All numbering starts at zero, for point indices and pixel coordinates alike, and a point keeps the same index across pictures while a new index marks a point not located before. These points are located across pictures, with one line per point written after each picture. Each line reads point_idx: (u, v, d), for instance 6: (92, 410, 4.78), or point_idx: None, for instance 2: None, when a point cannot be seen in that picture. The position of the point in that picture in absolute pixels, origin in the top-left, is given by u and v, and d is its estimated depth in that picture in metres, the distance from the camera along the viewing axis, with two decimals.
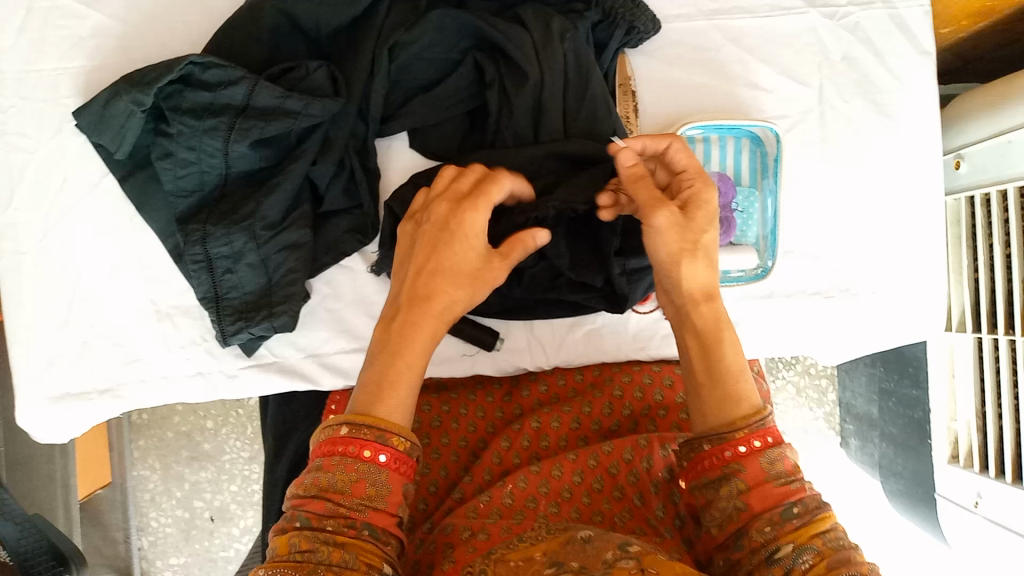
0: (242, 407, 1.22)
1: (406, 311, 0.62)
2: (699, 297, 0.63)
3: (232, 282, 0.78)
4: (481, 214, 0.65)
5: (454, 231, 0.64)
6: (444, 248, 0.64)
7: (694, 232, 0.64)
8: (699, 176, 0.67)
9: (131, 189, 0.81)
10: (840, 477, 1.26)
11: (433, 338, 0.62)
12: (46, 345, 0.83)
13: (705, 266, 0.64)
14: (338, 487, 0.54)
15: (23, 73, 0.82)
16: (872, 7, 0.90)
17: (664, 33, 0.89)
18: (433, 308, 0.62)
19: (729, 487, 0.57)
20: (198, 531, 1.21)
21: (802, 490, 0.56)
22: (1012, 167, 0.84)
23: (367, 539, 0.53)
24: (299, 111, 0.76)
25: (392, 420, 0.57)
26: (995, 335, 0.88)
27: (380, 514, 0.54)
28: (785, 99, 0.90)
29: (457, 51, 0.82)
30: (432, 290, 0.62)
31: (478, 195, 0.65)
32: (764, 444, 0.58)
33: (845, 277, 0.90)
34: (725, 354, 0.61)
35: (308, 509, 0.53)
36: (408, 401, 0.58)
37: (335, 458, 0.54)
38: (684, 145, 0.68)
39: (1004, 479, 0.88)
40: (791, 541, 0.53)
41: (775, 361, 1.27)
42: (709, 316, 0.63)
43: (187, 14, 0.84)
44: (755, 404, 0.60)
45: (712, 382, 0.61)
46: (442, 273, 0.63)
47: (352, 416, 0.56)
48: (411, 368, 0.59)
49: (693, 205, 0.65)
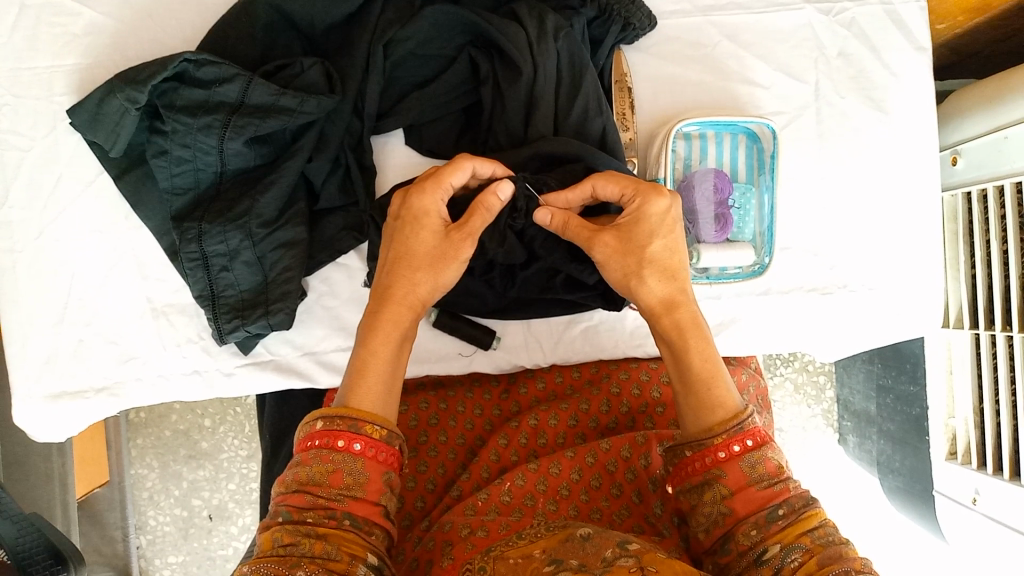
0: (239, 405, 1.21)
1: (373, 302, 0.66)
2: (658, 309, 0.66)
3: (227, 280, 0.78)
4: (433, 198, 0.66)
5: (409, 218, 0.67)
6: (400, 240, 0.67)
7: (635, 249, 0.66)
8: (635, 192, 0.67)
9: (126, 187, 0.80)
10: (837, 474, 1.26)
11: (397, 321, 0.64)
12: (41, 344, 0.82)
13: (660, 279, 0.66)
14: (317, 479, 0.55)
15: (16, 71, 0.82)
16: (868, 3, 0.90)
17: (660, 29, 0.89)
18: (390, 295, 0.65)
19: (712, 493, 0.58)
20: (196, 529, 1.21)
21: (786, 491, 0.57)
22: (1010, 163, 0.84)
23: (349, 529, 0.54)
24: (294, 108, 0.76)
25: (362, 409, 0.58)
26: (993, 331, 0.88)
27: (360, 503, 0.55)
28: (781, 95, 0.90)
29: (452, 47, 0.82)
30: (390, 280, 0.66)
31: (427, 178, 0.67)
32: (744, 448, 0.58)
33: (842, 273, 0.90)
34: (692, 361, 0.63)
35: (288, 503, 0.54)
36: (378, 390, 0.60)
37: (311, 452, 0.55)
38: (607, 176, 0.69)
39: (1002, 476, 0.88)
40: (778, 542, 0.54)
41: (773, 358, 1.27)
42: (671, 326, 0.65)
43: (180, 11, 0.84)
44: (732, 409, 0.61)
45: (684, 392, 0.63)
46: (401, 259, 0.66)
47: (327, 410, 0.57)
48: (378, 356, 0.62)
49: (638, 222, 0.67)
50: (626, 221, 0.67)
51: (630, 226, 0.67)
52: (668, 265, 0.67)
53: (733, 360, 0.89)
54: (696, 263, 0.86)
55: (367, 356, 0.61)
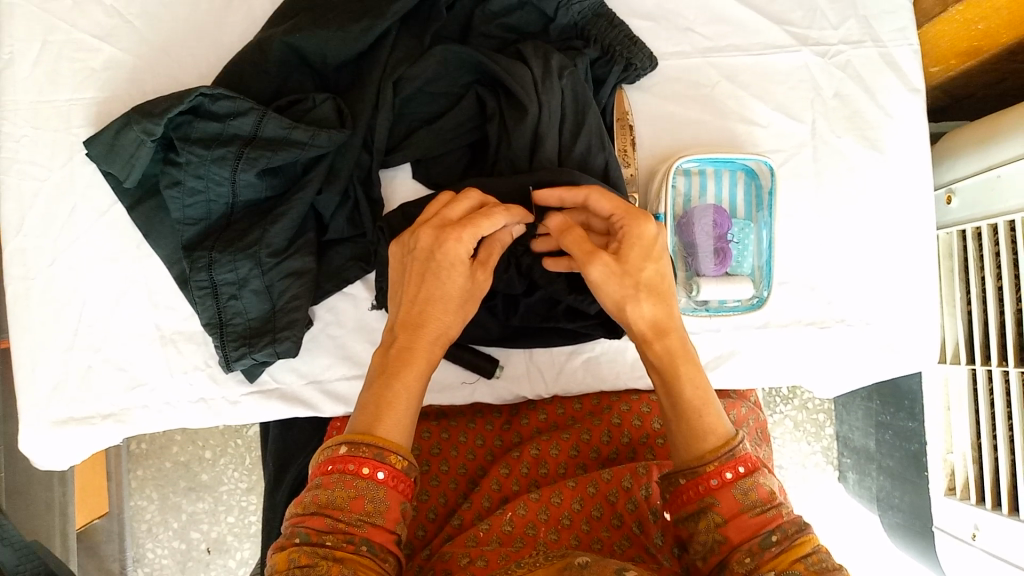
0: (241, 437, 1.21)
1: (402, 337, 0.65)
2: (650, 335, 0.65)
3: (236, 308, 0.80)
4: (466, 247, 0.66)
5: (438, 263, 0.66)
6: (430, 280, 0.66)
7: (631, 272, 0.65)
8: (624, 214, 0.67)
9: (139, 217, 0.82)
10: (839, 513, 1.25)
11: (426, 358, 0.64)
12: (50, 370, 0.83)
13: (652, 303, 0.65)
14: (337, 503, 0.55)
15: (36, 104, 0.85)
16: (862, 46, 0.93)
17: (661, 70, 0.92)
18: (423, 335, 0.65)
19: (707, 521, 0.58)
20: (194, 563, 1.20)
21: (779, 516, 0.57)
22: (1002, 203, 0.86)
23: (365, 555, 0.54)
24: (306, 141, 0.78)
25: (390, 439, 0.58)
26: (989, 366, 0.89)
27: (379, 530, 0.55)
28: (779, 133, 0.92)
29: (459, 86, 0.85)
30: (423, 318, 0.65)
31: (464, 225, 0.66)
32: (736, 475, 0.59)
33: (840, 308, 0.91)
34: (683, 389, 0.63)
35: (307, 525, 0.54)
36: (405, 424, 0.60)
37: (334, 476, 0.56)
38: (600, 191, 0.70)
39: (1001, 511, 0.88)
40: (772, 569, 0.54)
41: (772, 395, 1.27)
42: (663, 354, 0.64)
43: (198, 48, 0.87)
44: (722, 436, 0.61)
45: (676, 420, 0.63)
46: (432, 302, 0.65)
47: (352, 436, 0.58)
48: (409, 391, 0.62)
49: (630, 242, 0.66)
50: (619, 244, 0.67)
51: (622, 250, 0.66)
52: (659, 289, 0.66)
53: (732, 394, 0.90)
54: (694, 296, 0.88)
55: (399, 392, 0.61)
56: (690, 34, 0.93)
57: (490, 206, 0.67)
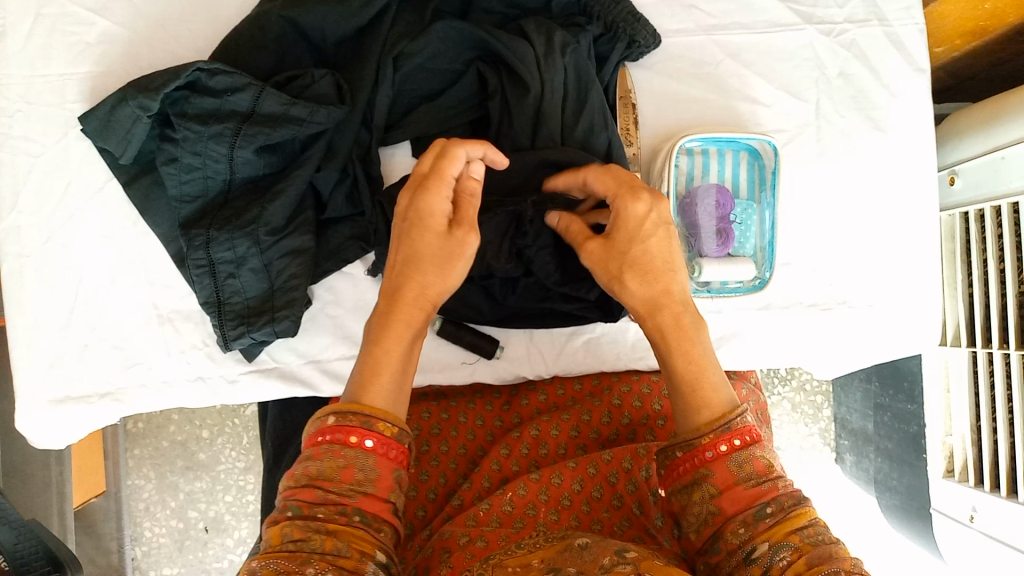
0: (238, 416, 1.21)
1: (382, 305, 0.63)
2: (643, 312, 0.65)
3: (234, 286, 0.79)
4: (439, 199, 0.64)
5: (414, 220, 0.64)
6: (410, 239, 0.64)
7: (617, 255, 0.65)
8: (612, 197, 0.67)
9: (136, 194, 0.81)
10: (835, 493, 1.26)
11: (407, 321, 0.62)
12: (46, 349, 0.83)
13: (641, 280, 0.64)
14: (327, 474, 0.55)
15: (29, 78, 0.83)
16: (868, 25, 0.91)
17: (664, 47, 0.91)
18: (402, 297, 0.63)
19: (701, 492, 0.58)
20: (192, 541, 1.21)
21: (774, 489, 0.57)
22: (1006, 183, 0.86)
23: (359, 525, 0.54)
24: (305, 118, 0.77)
25: (377, 408, 0.58)
26: (990, 349, 0.89)
27: (371, 499, 0.55)
28: (783, 113, 0.91)
29: (461, 62, 0.83)
30: (401, 280, 0.63)
31: (432, 177, 0.65)
32: (731, 447, 0.58)
33: (841, 290, 0.91)
34: (676, 365, 0.62)
35: (298, 498, 0.54)
36: (389, 388, 0.59)
37: (322, 446, 0.55)
38: (597, 172, 0.69)
39: (1000, 494, 0.89)
40: (767, 540, 0.54)
41: (770, 376, 1.27)
42: (653, 330, 0.64)
43: (194, 23, 0.85)
44: (722, 409, 0.60)
45: (674, 392, 0.62)
46: (409, 262, 0.64)
47: (340, 406, 0.57)
48: (390, 357, 0.60)
49: (616, 227, 0.66)
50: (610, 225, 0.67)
51: (611, 235, 0.66)
52: (651, 267, 0.64)
53: (733, 374, 0.90)
54: (698, 277, 0.86)
55: (381, 360, 0.60)
56: (693, 11, 0.91)
57: (446, 145, 0.66)
